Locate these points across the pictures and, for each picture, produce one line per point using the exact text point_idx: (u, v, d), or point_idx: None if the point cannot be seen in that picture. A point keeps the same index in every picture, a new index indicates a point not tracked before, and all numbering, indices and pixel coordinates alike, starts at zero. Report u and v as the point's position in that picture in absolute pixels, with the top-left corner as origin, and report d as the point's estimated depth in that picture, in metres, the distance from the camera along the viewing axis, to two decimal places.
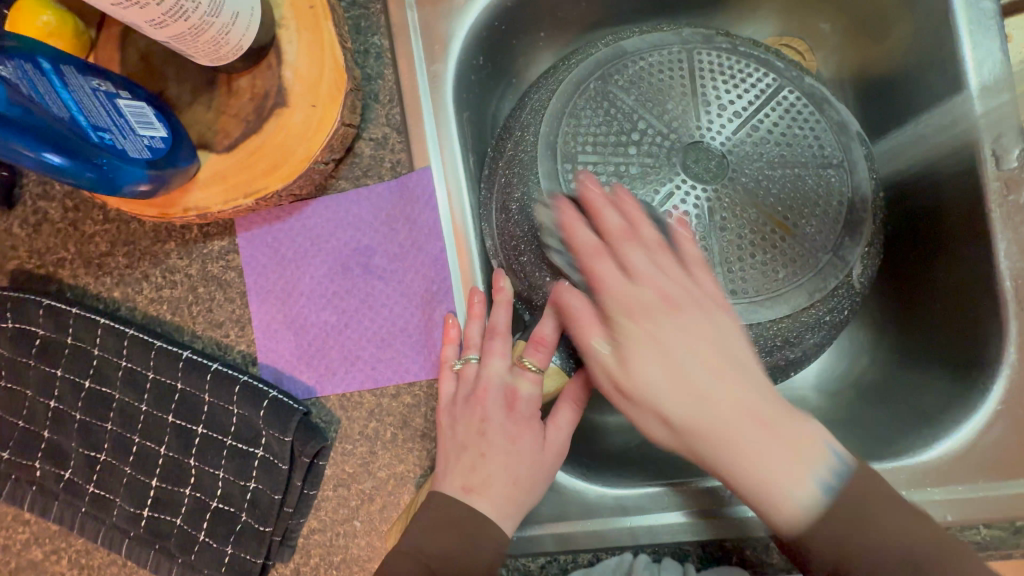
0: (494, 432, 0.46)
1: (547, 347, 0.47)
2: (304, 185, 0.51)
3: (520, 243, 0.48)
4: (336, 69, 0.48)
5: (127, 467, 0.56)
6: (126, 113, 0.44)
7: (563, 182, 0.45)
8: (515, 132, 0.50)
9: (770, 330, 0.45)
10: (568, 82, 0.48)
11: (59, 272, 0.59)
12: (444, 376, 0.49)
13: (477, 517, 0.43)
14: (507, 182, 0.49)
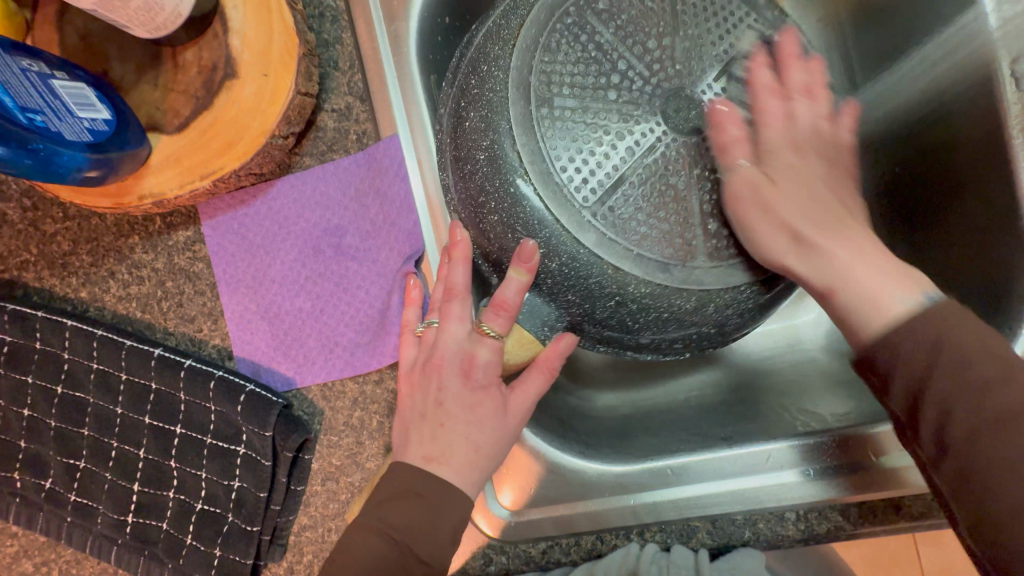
0: (452, 402, 0.43)
1: (509, 312, 0.42)
2: (265, 164, 0.48)
3: (489, 199, 0.42)
4: (286, 33, 0.44)
5: (107, 473, 0.53)
6: (62, 94, 0.40)
7: (538, 130, 0.41)
8: (482, 67, 0.43)
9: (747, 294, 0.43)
10: (542, 10, 0.43)
11: (23, 275, 0.56)
12: (406, 342, 0.46)
13: (439, 486, 0.41)
14: (474, 127, 0.43)
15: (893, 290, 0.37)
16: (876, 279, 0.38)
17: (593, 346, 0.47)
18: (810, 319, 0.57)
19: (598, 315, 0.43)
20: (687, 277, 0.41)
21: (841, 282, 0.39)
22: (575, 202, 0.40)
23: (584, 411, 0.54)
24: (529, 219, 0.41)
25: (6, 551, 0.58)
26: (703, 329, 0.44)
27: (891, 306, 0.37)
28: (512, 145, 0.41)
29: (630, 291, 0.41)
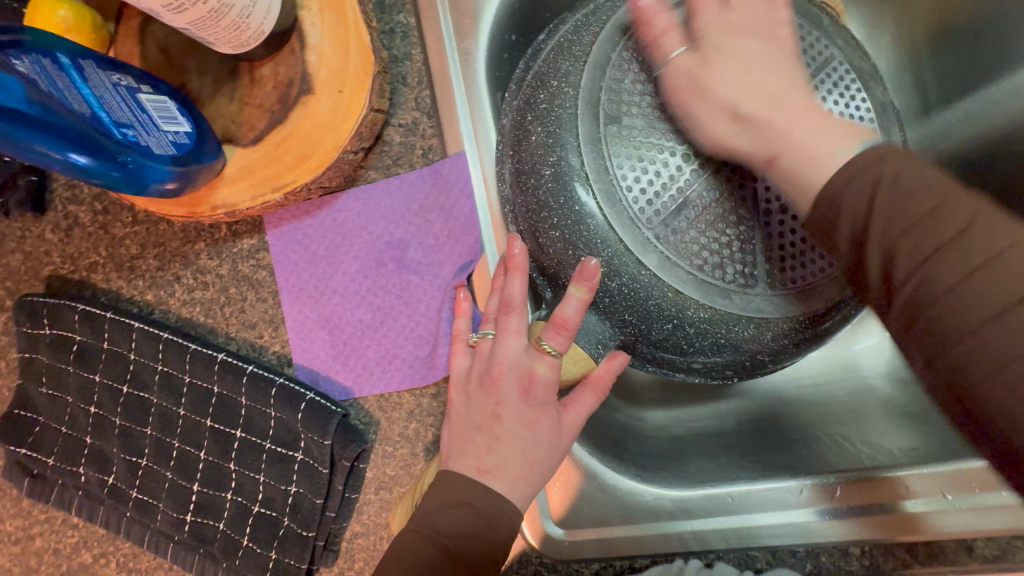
0: (509, 416, 0.40)
1: (569, 330, 0.40)
2: (333, 177, 0.49)
3: (551, 217, 0.41)
4: (362, 50, 0.45)
5: (168, 472, 0.55)
6: (149, 108, 0.42)
7: (605, 148, 0.40)
8: (550, 82, 0.42)
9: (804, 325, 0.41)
10: (614, 25, 0.42)
11: (92, 276, 0.58)
12: (458, 351, 0.45)
13: (493, 500, 0.39)
14: (540, 142, 0.42)
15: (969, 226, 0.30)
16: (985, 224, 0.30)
17: (641, 366, 0.46)
18: (872, 345, 0.55)
19: (654, 337, 0.42)
20: (747, 303, 0.40)
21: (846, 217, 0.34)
22: (639, 223, 0.39)
23: (636, 431, 0.53)
24: (591, 239, 0.40)
25: (67, 541, 0.60)
26: (756, 355, 0.42)
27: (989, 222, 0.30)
28: (579, 162, 0.40)
29: (688, 315, 0.40)
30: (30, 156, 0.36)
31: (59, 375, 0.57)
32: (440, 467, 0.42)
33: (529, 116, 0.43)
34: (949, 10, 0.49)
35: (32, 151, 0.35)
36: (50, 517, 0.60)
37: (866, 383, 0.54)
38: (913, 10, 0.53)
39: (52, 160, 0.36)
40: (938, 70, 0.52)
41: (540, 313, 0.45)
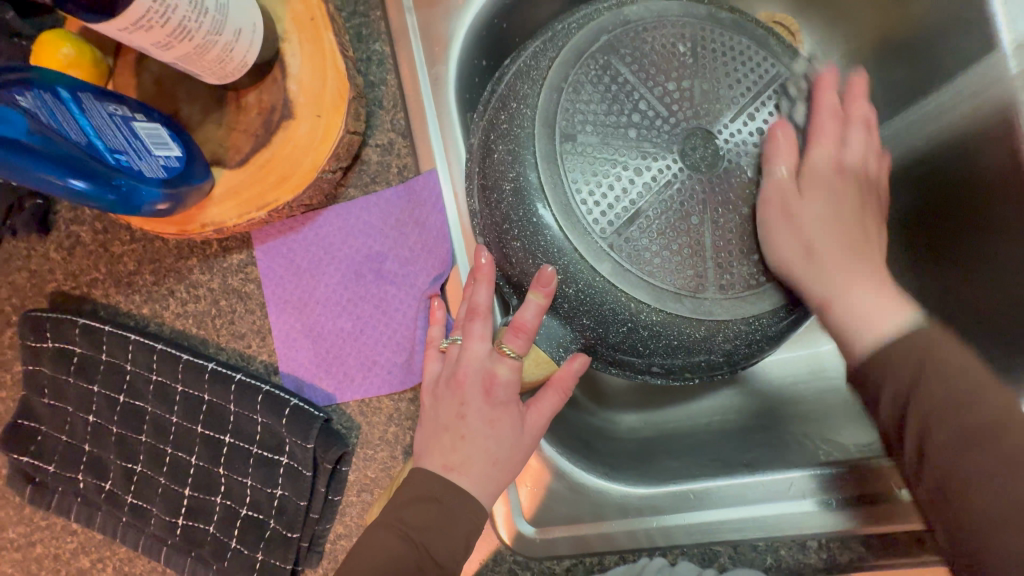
0: (474, 415, 0.42)
1: (528, 333, 0.42)
2: (314, 195, 0.52)
3: (512, 228, 0.44)
4: (338, 78, 0.49)
5: (161, 478, 0.58)
6: (142, 134, 0.45)
7: (561, 163, 0.43)
8: (510, 104, 0.45)
9: (752, 327, 0.43)
10: (569, 49, 0.45)
11: (92, 292, 0.61)
12: (431, 355, 0.48)
13: (457, 495, 0.41)
14: (501, 159, 0.45)
15: (893, 320, 0.40)
16: (855, 285, 0.41)
17: (605, 368, 0.48)
18: (835, 347, 0.57)
19: (612, 339, 0.44)
20: (698, 307, 0.42)
21: (828, 251, 0.42)
22: (593, 232, 0.42)
23: (607, 432, 0.56)
24: (549, 247, 0.42)
25: (67, 546, 0.62)
26: (710, 355, 0.45)
27: (870, 298, 0.41)
28: (535, 176, 0.43)
29: (642, 319, 0.42)
30: (33, 182, 0.40)
31: (60, 386, 0.60)
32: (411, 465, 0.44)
33: (492, 135, 0.46)
34: (892, 28, 0.53)
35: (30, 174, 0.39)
36: (51, 523, 0.63)
37: (829, 383, 0.56)
38: (860, 29, 0.56)
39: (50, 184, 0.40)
40: (884, 85, 0.55)
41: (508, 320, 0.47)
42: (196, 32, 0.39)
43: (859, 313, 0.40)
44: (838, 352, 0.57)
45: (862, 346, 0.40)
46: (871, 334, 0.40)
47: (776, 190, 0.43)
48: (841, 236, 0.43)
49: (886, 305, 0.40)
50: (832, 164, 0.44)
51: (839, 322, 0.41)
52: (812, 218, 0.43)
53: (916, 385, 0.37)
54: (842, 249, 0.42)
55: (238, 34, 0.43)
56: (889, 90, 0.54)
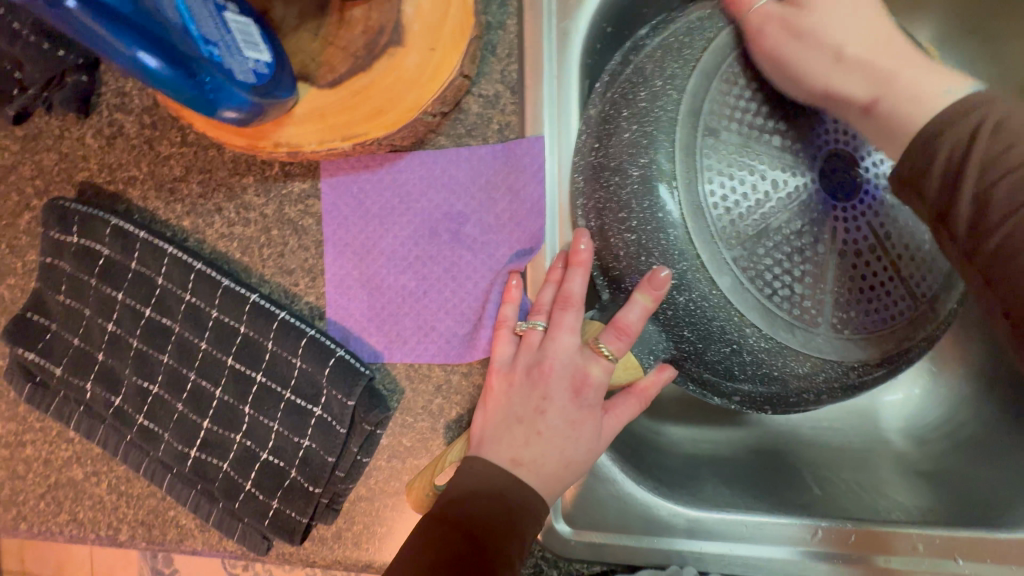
0: (554, 413, 0.40)
1: (630, 337, 0.40)
2: (405, 137, 0.47)
3: (630, 218, 0.40)
4: (463, 11, 0.43)
5: (179, 404, 0.54)
6: (234, 28, 0.39)
7: (700, 158, 0.38)
8: (652, 81, 0.41)
9: (855, 373, 0.40)
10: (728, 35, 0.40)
11: (129, 191, 0.56)
12: (505, 337, 0.45)
13: (525, 491, 0.40)
14: (631, 141, 0.41)
15: (943, 82, 0.35)
16: (918, 69, 0.35)
17: (682, 383, 0.46)
18: (896, 400, 0.56)
19: (708, 357, 0.41)
20: (808, 341, 0.39)
21: (892, 90, 0.35)
22: (719, 240, 0.38)
23: (654, 444, 0.54)
24: (668, 248, 0.39)
25: (60, 454, 0.59)
26: (800, 392, 0.42)
27: (927, 65, 0.35)
28: (670, 167, 0.39)
29: (749, 342, 0.39)
30: (100, 45, 0.32)
31: (81, 286, 0.55)
32: (472, 450, 0.42)
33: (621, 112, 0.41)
34: None
35: (103, 40, 0.32)
36: (46, 427, 0.59)
37: (884, 436, 0.55)
38: (1007, 73, 0.51)
39: (122, 55, 0.33)
40: None
41: (598, 314, 0.44)
42: None
43: (910, 83, 0.35)
44: (898, 406, 0.55)
45: (911, 123, 0.35)
46: (921, 106, 0.34)
47: (772, 23, 0.38)
48: (870, 3, 0.37)
49: (937, 73, 0.35)
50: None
51: (891, 95, 0.35)
52: (842, 9, 0.37)
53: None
54: (887, 51, 0.36)
55: None
56: None
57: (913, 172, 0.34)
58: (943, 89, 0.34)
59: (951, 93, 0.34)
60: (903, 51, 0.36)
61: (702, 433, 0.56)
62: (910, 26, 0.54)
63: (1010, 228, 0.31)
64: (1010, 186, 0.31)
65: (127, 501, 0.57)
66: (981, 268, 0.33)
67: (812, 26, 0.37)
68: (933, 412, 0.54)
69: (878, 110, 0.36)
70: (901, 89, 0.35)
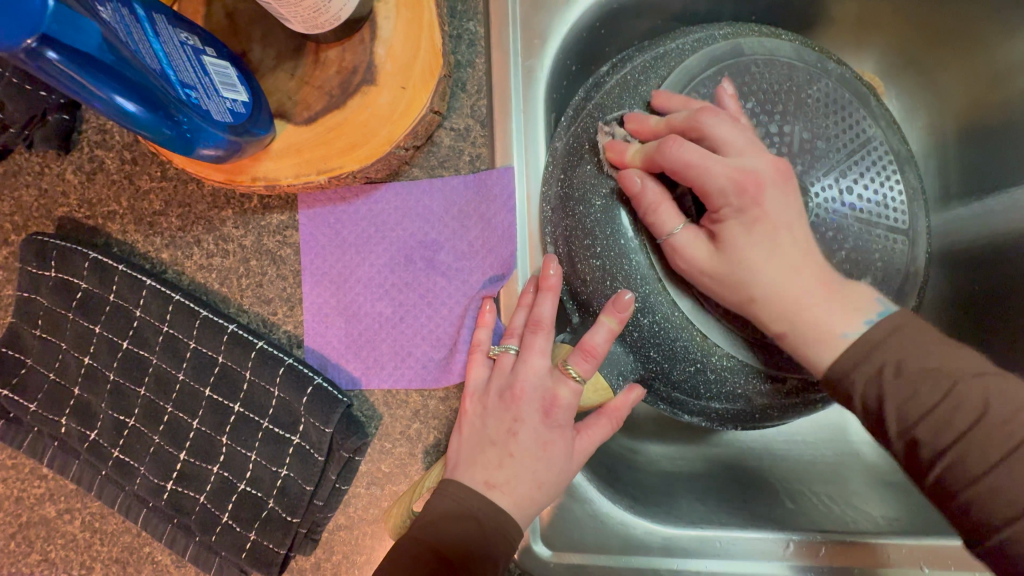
0: (526, 435, 0.42)
1: (597, 358, 0.41)
2: (381, 169, 0.49)
3: (595, 244, 0.42)
4: (432, 51, 0.46)
5: (155, 436, 0.54)
6: (211, 72, 0.41)
7: (658, 188, 0.40)
8: (612, 115, 0.43)
9: (815, 388, 0.42)
10: (679, 73, 0.42)
11: (107, 225, 0.57)
12: (478, 361, 0.46)
13: (498, 513, 0.40)
14: (593, 172, 0.43)
15: (839, 323, 0.36)
16: (820, 303, 0.37)
17: (653, 402, 0.47)
18: None
19: (674, 376, 0.42)
20: (768, 358, 0.40)
21: (799, 328, 0.37)
22: (679, 264, 0.40)
23: (630, 462, 0.55)
24: (631, 274, 0.41)
25: (32, 491, 0.58)
26: (766, 408, 0.43)
27: (838, 301, 0.37)
28: (630, 196, 0.41)
29: (712, 361, 0.40)
30: (73, 89, 0.33)
31: (58, 320, 0.56)
32: (447, 474, 0.43)
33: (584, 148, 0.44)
34: (983, 108, 0.52)
35: (81, 86, 0.33)
36: (18, 464, 0.58)
37: (853, 447, 0.56)
38: (945, 102, 0.54)
39: (97, 99, 0.34)
40: (961, 163, 0.53)
41: (569, 337, 0.46)
42: None
43: (814, 321, 0.37)
44: None
45: (825, 355, 0.37)
46: (825, 342, 0.37)
47: (687, 266, 0.38)
48: (794, 236, 0.37)
49: (850, 308, 0.37)
50: (741, 191, 0.37)
51: (799, 330, 0.37)
52: (768, 273, 0.37)
53: (932, 411, 0.34)
54: (794, 300, 0.37)
55: None
56: (964, 169, 0.53)
57: (834, 371, 0.36)
58: (839, 330, 0.36)
59: (848, 336, 0.36)
60: (802, 288, 0.37)
61: (678, 451, 0.57)
62: (855, 61, 0.57)
63: (913, 388, 0.34)
64: (899, 407, 0.34)
65: (101, 538, 0.56)
66: (902, 439, 0.35)
67: (736, 274, 0.37)
68: None
69: (786, 340, 0.38)
70: (801, 348, 0.37)
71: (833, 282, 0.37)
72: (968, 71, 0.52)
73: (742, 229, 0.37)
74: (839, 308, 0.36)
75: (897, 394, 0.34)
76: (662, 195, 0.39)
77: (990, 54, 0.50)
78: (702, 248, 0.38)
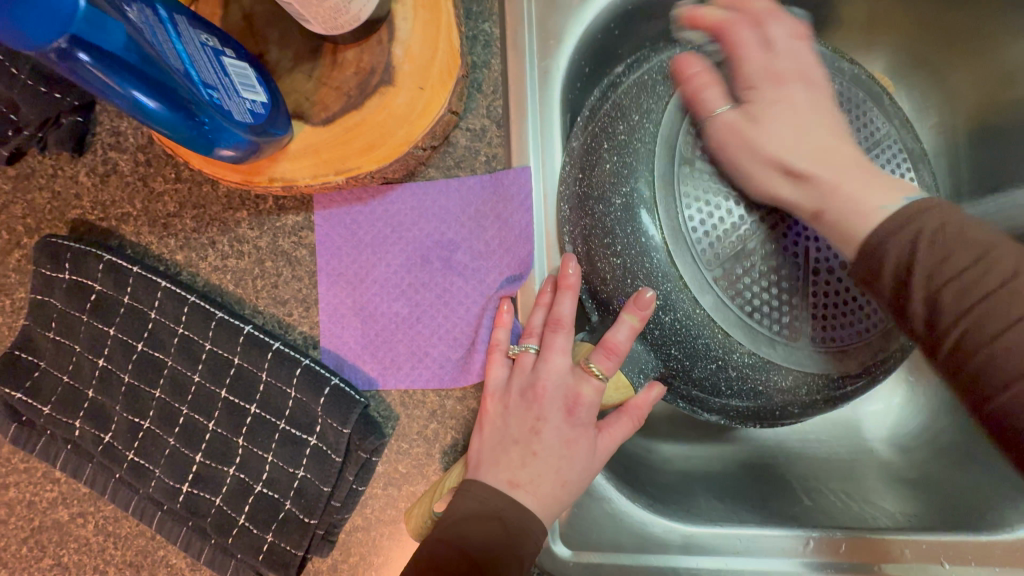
0: (550, 432, 0.42)
1: (619, 356, 0.41)
2: (397, 169, 0.49)
3: (615, 242, 0.42)
4: (450, 53, 0.46)
5: (171, 439, 0.54)
6: (231, 72, 0.41)
7: (678, 187, 0.40)
8: (630, 114, 0.43)
9: (835, 385, 0.42)
10: (697, 72, 0.42)
11: (121, 227, 0.57)
12: (498, 361, 0.46)
13: (522, 512, 0.40)
14: (612, 171, 0.43)
15: (882, 197, 0.37)
16: (861, 179, 0.38)
17: (672, 400, 0.47)
18: (878, 409, 0.57)
19: (695, 374, 0.43)
20: (789, 354, 0.40)
21: (834, 201, 0.38)
22: (700, 262, 0.40)
23: (647, 461, 0.55)
24: (652, 271, 0.41)
25: (44, 495, 0.57)
26: (786, 405, 0.43)
27: (873, 179, 0.38)
28: (651, 195, 0.41)
29: (733, 358, 0.41)
30: (95, 86, 0.33)
31: (72, 322, 0.55)
32: (469, 473, 0.43)
33: (603, 148, 0.44)
34: (995, 106, 0.52)
35: (106, 85, 0.33)
36: (30, 469, 0.57)
37: (868, 445, 0.57)
38: (956, 100, 0.55)
39: (122, 98, 0.34)
40: (971, 161, 0.54)
41: (589, 335, 0.46)
42: None
43: (869, 213, 0.37)
44: (879, 416, 0.57)
45: (874, 268, 0.36)
46: (879, 230, 0.36)
47: (721, 130, 0.41)
48: (828, 132, 0.40)
49: (890, 187, 0.38)
50: (797, 121, 0.40)
51: (858, 250, 0.37)
52: (772, 136, 0.40)
53: (977, 308, 0.33)
54: (842, 180, 0.38)
55: None
56: (975, 167, 0.54)
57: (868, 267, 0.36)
58: (895, 224, 0.36)
59: (893, 210, 0.36)
60: (851, 170, 0.39)
61: (694, 450, 0.57)
62: (866, 60, 0.58)
63: (946, 252, 0.34)
64: (929, 268, 0.34)
65: (115, 541, 0.56)
66: (951, 341, 0.34)
67: (824, 194, 0.38)
68: (913, 420, 0.56)
69: (855, 267, 0.37)
70: (854, 231, 0.37)
71: (877, 175, 0.39)
72: (979, 72, 0.53)
73: (810, 152, 0.39)
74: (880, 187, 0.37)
75: (931, 261, 0.34)
76: (714, 78, 0.41)
77: (1002, 52, 0.50)
78: (783, 180, 0.39)
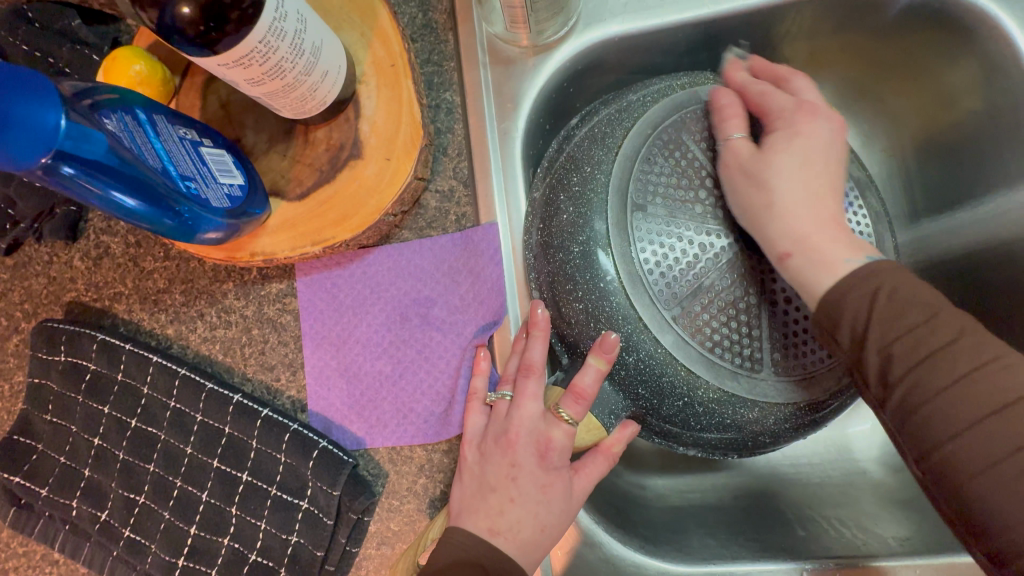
0: (526, 479, 0.42)
1: (587, 400, 0.43)
2: (371, 236, 0.52)
3: (575, 290, 0.44)
4: (413, 125, 0.49)
5: (165, 512, 0.54)
6: (209, 161, 0.43)
7: (632, 232, 0.42)
8: (584, 167, 0.46)
9: (803, 411, 0.43)
10: (644, 121, 0.45)
11: (114, 306, 0.59)
12: (476, 409, 0.47)
13: (503, 560, 0.41)
14: (569, 221, 0.45)
15: (842, 252, 0.39)
16: (824, 233, 0.40)
17: (648, 437, 0.48)
18: (866, 429, 0.57)
19: (665, 412, 0.44)
20: (753, 387, 0.41)
21: (803, 248, 0.40)
22: (658, 303, 0.41)
23: (638, 499, 0.55)
24: (613, 314, 0.43)
25: None
26: (758, 435, 0.44)
27: (839, 235, 0.40)
28: (607, 242, 0.43)
29: (699, 394, 0.42)
30: (79, 193, 0.36)
31: (68, 403, 0.57)
32: (451, 523, 0.44)
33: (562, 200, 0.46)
34: (939, 128, 0.54)
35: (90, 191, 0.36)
36: (29, 551, 0.58)
37: (860, 466, 0.56)
38: (902, 123, 0.58)
39: (104, 201, 0.37)
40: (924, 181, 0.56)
41: (560, 378, 0.47)
42: (290, 72, 0.39)
43: (819, 249, 0.40)
44: (868, 436, 0.57)
45: (825, 281, 0.39)
46: (829, 271, 0.39)
47: (732, 158, 0.43)
48: (824, 167, 0.43)
49: (846, 237, 0.40)
50: (791, 134, 0.44)
51: (797, 268, 0.40)
52: (792, 177, 0.42)
53: (924, 363, 0.34)
54: (813, 222, 0.41)
55: (325, 75, 0.43)
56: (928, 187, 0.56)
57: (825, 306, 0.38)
58: (843, 257, 0.39)
59: (848, 262, 0.39)
60: (816, 198, 0.42)
61: (686, 483, 0.57)
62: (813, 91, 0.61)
63: (900, 308, 0.36)
64: (884, 323, 0.36)
65: None
66: (880, 381, 0.36)
67: (770, 198, 0.41)
68: None
69: (789, 260, 0.40)
70: (797, 263, 0.40)
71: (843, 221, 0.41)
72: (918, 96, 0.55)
73: (797, 166, 0.42)
74: (814, 215, 0.41)
75: (883, 319, 0.36)
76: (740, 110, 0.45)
77: (942, 78, 0.52)
78: (755, 191, 0.42)
